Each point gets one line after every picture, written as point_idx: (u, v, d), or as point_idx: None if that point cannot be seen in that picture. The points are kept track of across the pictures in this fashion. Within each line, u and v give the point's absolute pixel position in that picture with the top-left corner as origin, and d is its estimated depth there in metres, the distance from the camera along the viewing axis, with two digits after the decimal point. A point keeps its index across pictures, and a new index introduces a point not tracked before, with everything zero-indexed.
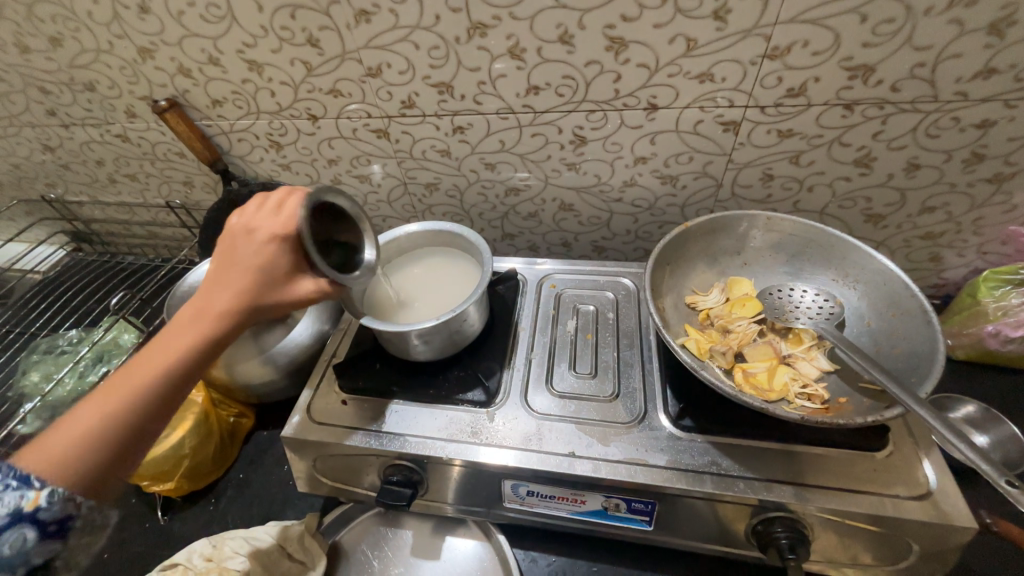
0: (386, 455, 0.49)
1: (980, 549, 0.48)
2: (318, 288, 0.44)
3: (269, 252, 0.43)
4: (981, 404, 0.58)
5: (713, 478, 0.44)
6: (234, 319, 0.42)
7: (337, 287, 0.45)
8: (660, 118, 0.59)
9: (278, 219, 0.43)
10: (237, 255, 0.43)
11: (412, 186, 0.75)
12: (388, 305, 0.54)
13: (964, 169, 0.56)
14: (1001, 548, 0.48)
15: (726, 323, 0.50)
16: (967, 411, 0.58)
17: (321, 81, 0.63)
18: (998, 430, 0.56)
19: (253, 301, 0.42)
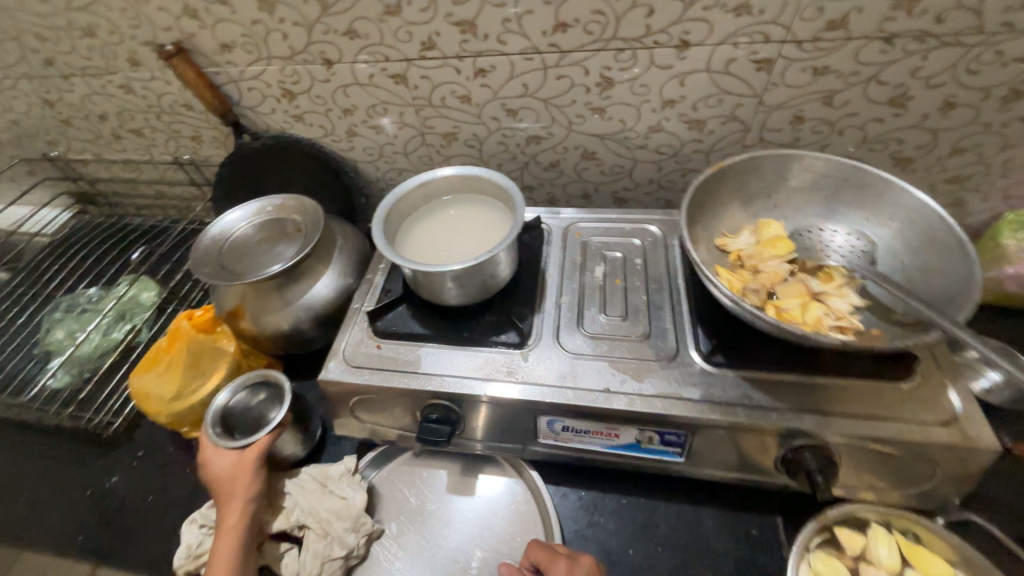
0: (423, 395, 0.51)
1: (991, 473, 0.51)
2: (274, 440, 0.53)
3: (219, 463, 0.51)
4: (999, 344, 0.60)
5: (745, 409, 0.45)
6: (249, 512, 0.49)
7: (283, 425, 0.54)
8: (692, 57, 0.57)
9: (207, 454, 0.52)
10: (214, 486, 0.50)
11: (430, 136, 0.73)
12: (420, 250, 0.54)
13: (1000, 107, 0.55)
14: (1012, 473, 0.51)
15: (757, 263, 0.50)
16: None
17: (337, 21, 0.60)
18: None
19: (236, 493, 0.49)
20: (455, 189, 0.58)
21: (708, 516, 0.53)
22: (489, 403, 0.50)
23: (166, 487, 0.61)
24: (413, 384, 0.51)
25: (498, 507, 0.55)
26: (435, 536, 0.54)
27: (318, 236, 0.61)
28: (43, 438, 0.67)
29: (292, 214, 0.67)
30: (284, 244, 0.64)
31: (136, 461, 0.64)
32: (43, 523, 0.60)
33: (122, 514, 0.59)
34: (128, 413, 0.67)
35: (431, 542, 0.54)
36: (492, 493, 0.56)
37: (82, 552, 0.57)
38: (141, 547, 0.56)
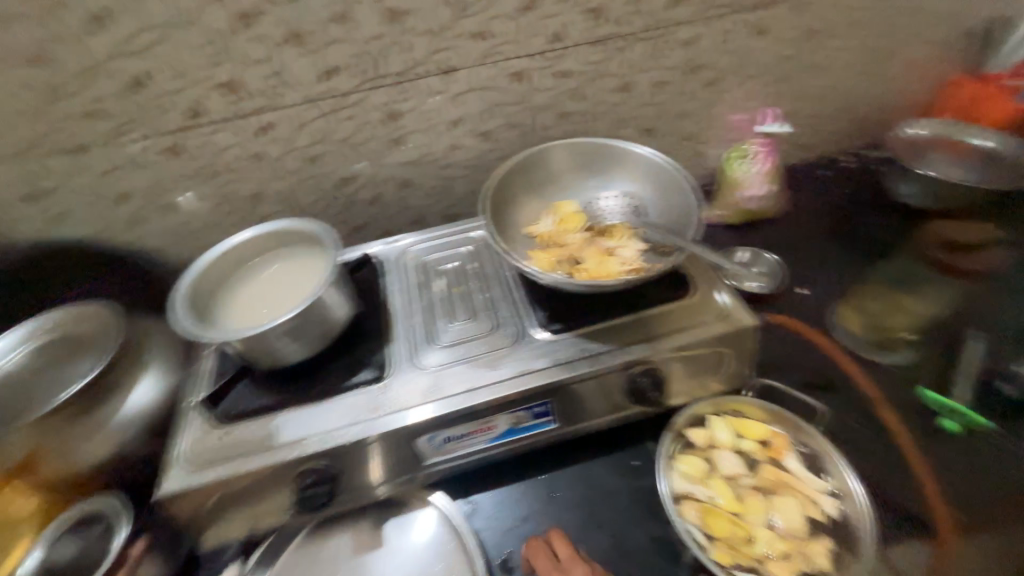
0: (289, 464, 0.48)
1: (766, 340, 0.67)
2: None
3: None
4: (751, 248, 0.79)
5: (584, 360, 0.53)
6: None
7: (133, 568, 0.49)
8: (459, 79, 0.64)
9: None
10: None
11: (232, 203, 0.68)
12: (244, 317, 0.51)
13: (687, 78, 0.74)
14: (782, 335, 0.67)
15: (561, 240, 0.60)
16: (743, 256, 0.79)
17: (75, 103, 0.55)
18: (762, 261, 0.78)
19: None
20: (263, 248, 0.56)
21: (596, 464, 0.58)
22: (365, 446, 0.49)
23: None
24: (274, 457, 0.47)
25: (416, 544, 0.53)
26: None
27: (117, 345, 0.54)
28: None
29: (78, 326, 0.57)
30: (74, 361, 0.54)
31: None
32: None
33: None
34: None
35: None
36: (406, 533, 0.54)
37: None
38: None
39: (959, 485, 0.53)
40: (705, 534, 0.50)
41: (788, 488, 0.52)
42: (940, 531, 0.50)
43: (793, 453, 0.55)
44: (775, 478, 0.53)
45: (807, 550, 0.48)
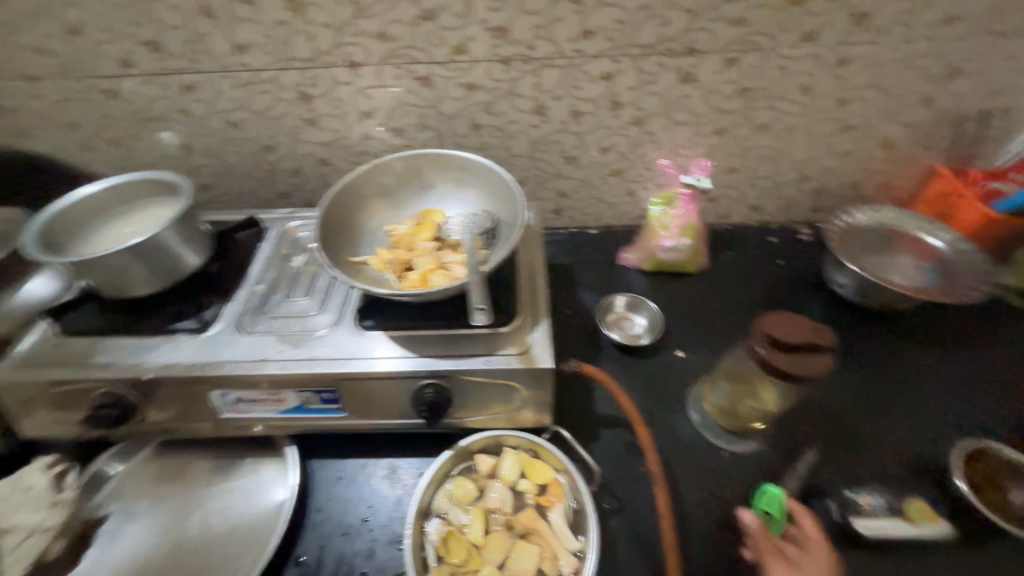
0: (93, 382, 0.54)
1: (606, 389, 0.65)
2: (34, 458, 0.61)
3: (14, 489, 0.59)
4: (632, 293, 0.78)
5: (377, 359, 0.55)
6: None
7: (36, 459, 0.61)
8: (365, 74, 0.67)
9: None
10: None
11: (167, 149, 0.77)
12: (84, 226, 0.58)
13: (611, 114, 0.72)
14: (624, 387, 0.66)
15: (411, 244, 0.61)
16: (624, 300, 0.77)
17: (25, 38, 0.63)
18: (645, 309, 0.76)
19: None
20: (122, 199, 0.60)
21: (386, 464, 0.61)
22: (160, 384, 0.54)
23: None
24: (84, 372, 0.54)
25: (252, 488, 0.59)
26: (174, 527, 0.56)
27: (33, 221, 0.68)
28: None
29: None
30: None
31: None
32: None
33: None
34: None
35: (166, 535, 0.55)
36: (247, 483, 0.59)
37: None
38: None
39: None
40: (437, 554, 0.51)
41: (538, 536, 0.53)
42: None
43: (561, 505, 0.54)
44: (530, 523, 0.53)
45: None
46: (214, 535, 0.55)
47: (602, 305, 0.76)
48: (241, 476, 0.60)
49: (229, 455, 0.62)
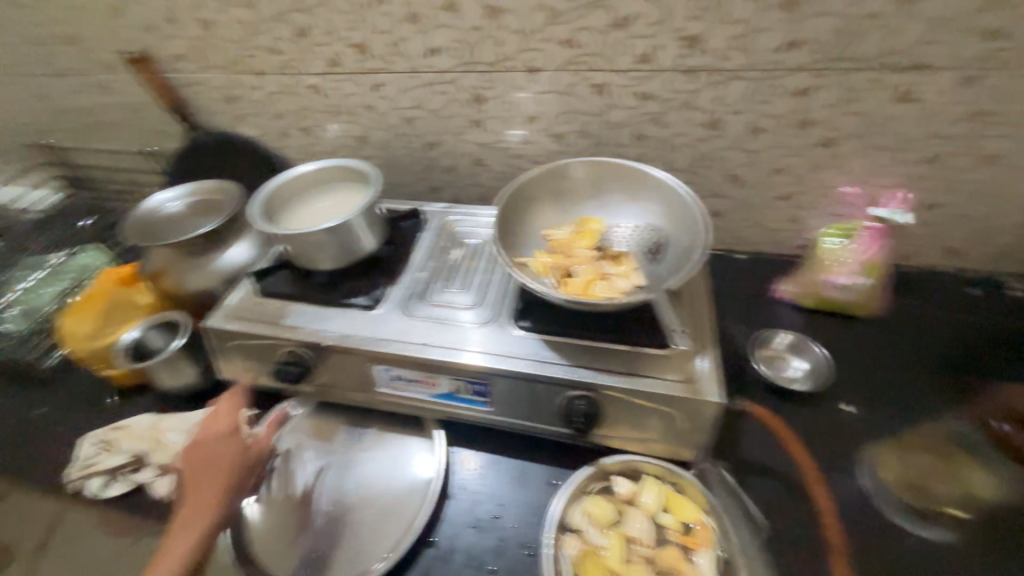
0: (284, 341, 0.61)
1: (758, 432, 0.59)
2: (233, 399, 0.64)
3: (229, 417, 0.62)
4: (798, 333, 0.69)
5: (532, 362, 0.55)
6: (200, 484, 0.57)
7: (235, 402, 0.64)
8: (541, 79, 0.68)
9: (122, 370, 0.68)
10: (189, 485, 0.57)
11: (347, 139, 0.86)
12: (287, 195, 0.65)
13: (797, 132, 0.66)
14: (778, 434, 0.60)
15: (569, 250, 0.61)
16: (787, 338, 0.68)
17: (261, 39, 0.74)
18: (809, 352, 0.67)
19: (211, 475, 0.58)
20: (321, 175, 0.66)
21: (518, 465, 0.61)
22: (335, 352, 0.60)
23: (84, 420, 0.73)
24: (277, 331, 0.61)
25: (398, 462, 0.63)
26: (331, 482, 0.62)
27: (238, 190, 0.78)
28: None
29: (215, 196, 0.78)
30: (203, 220, 0.76)
31: (62, 396, 0.76)
32: None
33: (44, 437, 0.71)
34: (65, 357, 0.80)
35: (325, 487, 0.62)
36: (393, 454, 0.64)
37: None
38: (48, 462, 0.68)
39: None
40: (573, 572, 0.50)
41: None
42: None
43: (709, 553, 0.50)
44: (674, 563, 0.49)
45: None
46: (364, 502, 0.59)
47: (755, 338, 0.68)
48: (388, 447, 0.65)
49: (377, 426, 0.67)
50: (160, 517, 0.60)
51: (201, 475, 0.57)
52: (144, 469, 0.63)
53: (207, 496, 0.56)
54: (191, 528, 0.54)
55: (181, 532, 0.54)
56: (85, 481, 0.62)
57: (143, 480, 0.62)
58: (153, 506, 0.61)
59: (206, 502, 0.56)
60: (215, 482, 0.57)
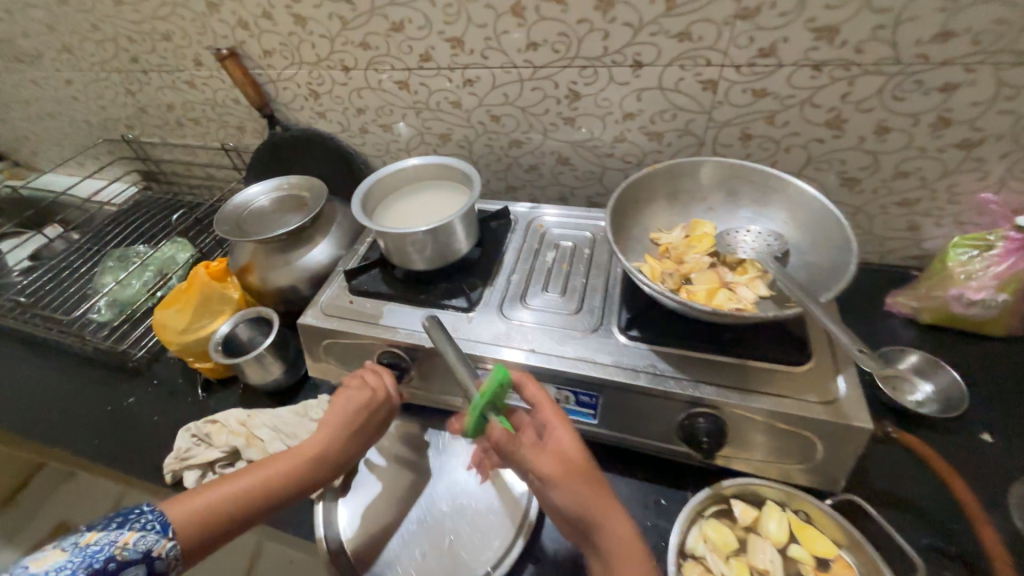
0: (380, 341, 0.60)
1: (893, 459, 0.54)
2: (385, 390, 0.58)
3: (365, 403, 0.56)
4: (925, 353, 0.63)
5: (648, 375, 0.51)
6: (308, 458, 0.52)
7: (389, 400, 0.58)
8: (647, 75, 0.65)
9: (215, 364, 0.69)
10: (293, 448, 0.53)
11: (428, 136, 0.84)
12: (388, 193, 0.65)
13: (931, 133, 0.60)
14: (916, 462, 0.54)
15: (680, 255, 0.57)
16: (911, 360, 0.63)
17: (353, 35, 0.73)
18: (938, 377, 0.61)
19: (317, 450, 0.53)
20: (423, 174, 0.67)
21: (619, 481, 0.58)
22: (433, 355, 0.58)
23: (173, 410, 0.74)
24: (374, 331, 0.60)
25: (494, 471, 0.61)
26: (424, 487, 0.60)
27: (324, 185, 0.77)
28: (86, 364, 0.82)
29: (302, 191, 0.78)
30: (290, 214, 0.75)
31: (152, 387, 0.78)
32: (68, 430, 0.73)
33: (136, 425, 0.72)
34: (151, 348, 0.82)
35: (418, 492, 0.60)
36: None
37: (97, 452, 0.70)
38: (144, 451, 0.69)
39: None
40: None
41: None
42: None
43: None
44: None
45: None
46: (463, 510, 0.58)
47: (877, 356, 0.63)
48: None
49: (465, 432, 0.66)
50: None
51: (329, 423, 0.54)
52: (237, 464, 0.63)
53: (320, 451, 0.53)
54: (289, 469, 0.51)
55: (277, 463, 0.51)
56: (183, 473, 0.63)
57: None
58: None
59: (313, 460, 0.52)
60: (335, 435, 0.54)
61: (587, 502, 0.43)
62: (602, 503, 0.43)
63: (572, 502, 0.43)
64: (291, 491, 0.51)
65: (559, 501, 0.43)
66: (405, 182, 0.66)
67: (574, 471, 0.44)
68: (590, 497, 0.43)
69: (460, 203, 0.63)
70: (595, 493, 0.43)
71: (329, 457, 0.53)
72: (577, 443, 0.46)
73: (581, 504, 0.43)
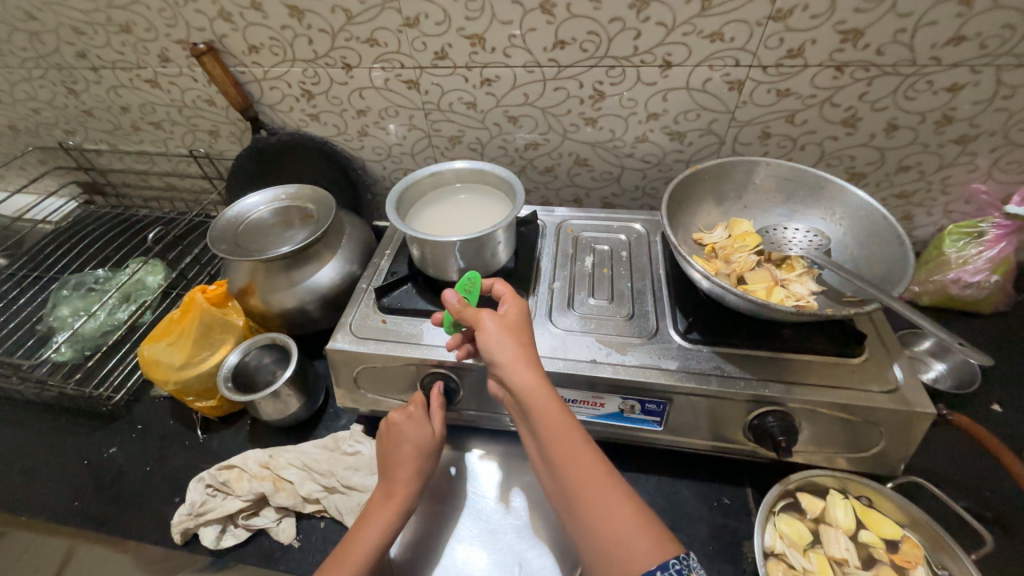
0: (425, 363, 0.55)
1: (928, 439, 0.58)
2: (421, 402, 0.55)
3: (410, 426, 0.53)
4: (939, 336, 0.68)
5: (717, 378, 0.51)
6: (385, 499, 0.49)
7: (434, 406, 0.54)
8: (675, 75, 0.65)
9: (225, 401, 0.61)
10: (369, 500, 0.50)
11: (436, 139, 0.79)
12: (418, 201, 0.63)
13: (935, 131, 0.64)
14: (945, 438, 0.58)
15: (728, 254, 0.57)
16: (925, 345, 0.67)
17: (359, 30, 0.67)
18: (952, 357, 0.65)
19: (391, 489, 0.50)
20: (463, 180, 0.64)
21: (683, 487, 0.58)
22: (481, 374, 0.54)
23: (166, 458, 0.64)
24: (418, 353, 0.55)
25: None
26: (485, 508, 0.58)
27: (331, 196, 0.70)
28: (46, 414, 0.70)
29: (305, 203, 0.71)
30: (294, 228, 0.68)
31: (135, 433, 0.67)
32: (35, 494, 0.62)
33: (123, 480, 0.62)
34: (129, 389, 0.71)
35: (479, 517, 0.58)
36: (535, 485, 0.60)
37: (78, 517, 0.59)
38: (140, 510, 0.59)
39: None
40: None
41: None
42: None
43: (924, 570, 0.48)
44: None
45: None
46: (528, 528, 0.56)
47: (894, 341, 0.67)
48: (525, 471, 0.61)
49: (510, 449, 0.63)
50: (289, 564, 0.54)
51: (387, 458, 0.52)
52: (264, 513, 0.56)
53: (400, 506, 0.49)
54: (375, 537, 0.47)
55: (365, 534, 0.47)
56: (201, 531, 0.55)
57: (263, 525, 0.56)
58: (277, 553, 0.55)
59: (387, 499, 0.49)
60: (408, 487, 0.50)
61: (506, 349, 0.45)
62: (520, 346, 0.46)
63: (494, 346, 0.46)
64: (378, 538, 0.47)
65: (483, 347, 0.47)
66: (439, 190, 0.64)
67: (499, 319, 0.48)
68: (510, 339, 0.46)
69: (498, 213, 0.60)
70: (517, 343, 0.46)
71: (410, 509, 0.50)
72: (519, 315, 0.49)
73: (502, 344, 0.46)
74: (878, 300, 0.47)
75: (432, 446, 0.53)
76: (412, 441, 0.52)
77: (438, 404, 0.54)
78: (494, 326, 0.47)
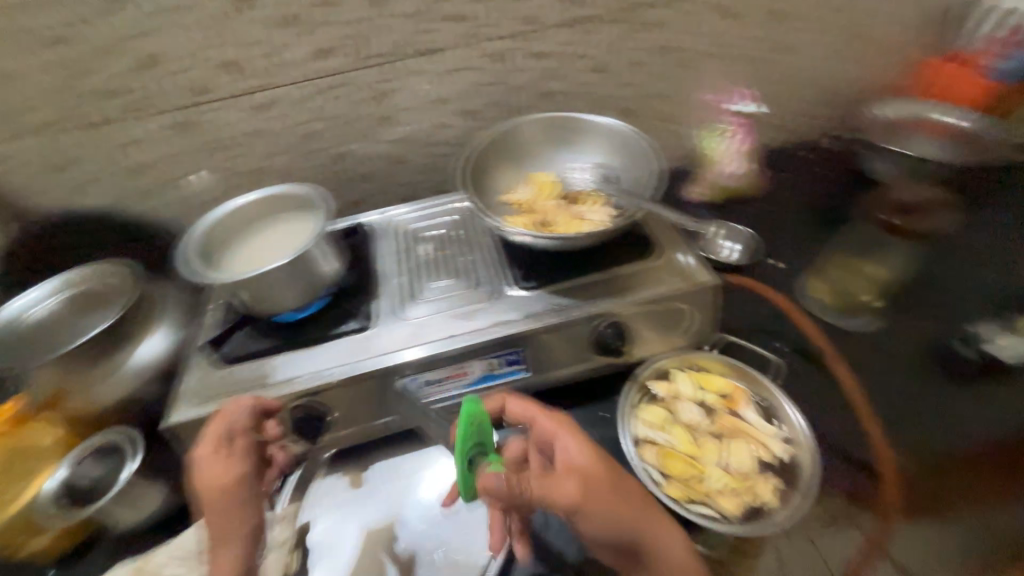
0: (283, 399, 0.53)
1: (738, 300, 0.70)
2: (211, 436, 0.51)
3: (209, 467, 0.51)
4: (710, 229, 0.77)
5: (553, 312, 0.57)
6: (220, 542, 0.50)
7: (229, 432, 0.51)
8: (441, 59, 0.70)
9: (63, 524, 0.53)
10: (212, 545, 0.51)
11: (235, 177, 0.74)
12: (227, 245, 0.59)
13: (661, 59, 0.78)
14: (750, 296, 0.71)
15: (536, 206, 0.64)
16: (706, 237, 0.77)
17: (95, 83, 0.62)
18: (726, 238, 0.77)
19: (220, 530, 0.50)
20: (265, 210, 0.62)
21: (550, 406, 0.60)
22: (346, 387, 0.55)
23: None
24: (270, 392, 0.53)
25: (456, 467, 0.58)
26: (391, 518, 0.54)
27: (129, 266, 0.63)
28: None
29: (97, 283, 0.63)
30: (89, 313, 0.60)
31: None
32: None
33: None
34: None
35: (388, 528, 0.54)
36: (437, 474, 0.58)
37: None
38: None
39: (906, 428, 0.59)
40: (661, 473, 0.54)
41: (741, 434, 0.56)
42: (880, 480, 0.55)
43: (749, 402, 0.59)
44: (731, 423, 0.57)
45: (755, 488, 0.52)
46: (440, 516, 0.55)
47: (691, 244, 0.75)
48: (425, 464, 0.58)
49: (406, 449, 0.60)
50: None
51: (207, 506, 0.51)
52: None
53: (235, 545, 0.50)
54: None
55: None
56: None
57: None
58: None
59: (221, 542, 0.50)
60: (242, 530, 0.51)
61: (610, 515, 0.46)
62: (619, 502, 0.46)
63: (598, 516, 0.46)
64: None
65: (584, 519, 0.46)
66: (244, 227, 0.61)
67: (586, 479, 0.47)
68: (609, 502, 0.46)
69: (310, 227, 0.59)
70: (616, 501, 0.46)
71: (251, 537, 0.51)
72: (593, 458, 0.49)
73: (604, 513, 0.46)
74: (643, 212, 0.58)
75: (240, 486, 0.51)
76: (216, 477, 0.50)
77: (232, 429, 0.51)
78: (590, 492, 0.46)
